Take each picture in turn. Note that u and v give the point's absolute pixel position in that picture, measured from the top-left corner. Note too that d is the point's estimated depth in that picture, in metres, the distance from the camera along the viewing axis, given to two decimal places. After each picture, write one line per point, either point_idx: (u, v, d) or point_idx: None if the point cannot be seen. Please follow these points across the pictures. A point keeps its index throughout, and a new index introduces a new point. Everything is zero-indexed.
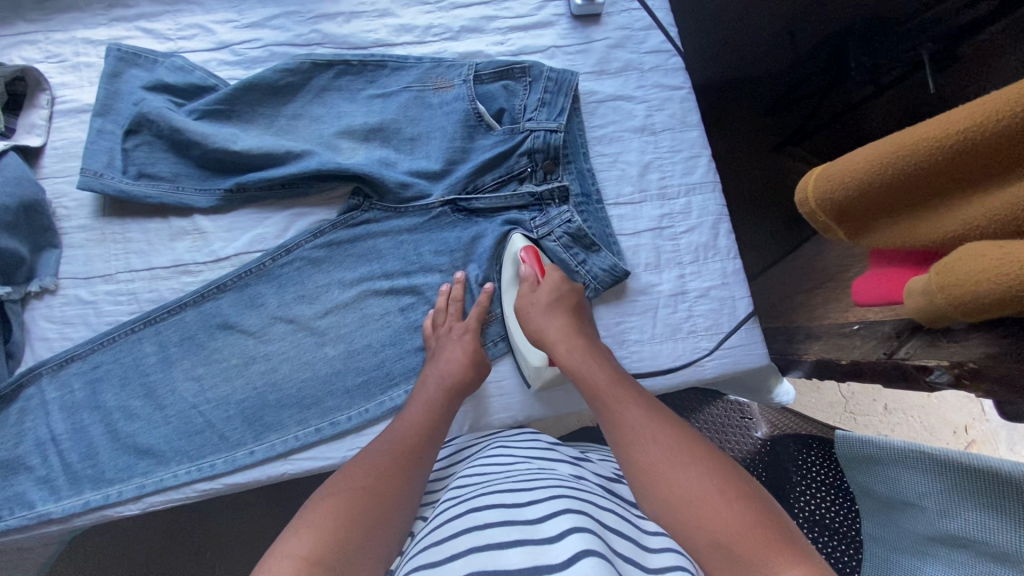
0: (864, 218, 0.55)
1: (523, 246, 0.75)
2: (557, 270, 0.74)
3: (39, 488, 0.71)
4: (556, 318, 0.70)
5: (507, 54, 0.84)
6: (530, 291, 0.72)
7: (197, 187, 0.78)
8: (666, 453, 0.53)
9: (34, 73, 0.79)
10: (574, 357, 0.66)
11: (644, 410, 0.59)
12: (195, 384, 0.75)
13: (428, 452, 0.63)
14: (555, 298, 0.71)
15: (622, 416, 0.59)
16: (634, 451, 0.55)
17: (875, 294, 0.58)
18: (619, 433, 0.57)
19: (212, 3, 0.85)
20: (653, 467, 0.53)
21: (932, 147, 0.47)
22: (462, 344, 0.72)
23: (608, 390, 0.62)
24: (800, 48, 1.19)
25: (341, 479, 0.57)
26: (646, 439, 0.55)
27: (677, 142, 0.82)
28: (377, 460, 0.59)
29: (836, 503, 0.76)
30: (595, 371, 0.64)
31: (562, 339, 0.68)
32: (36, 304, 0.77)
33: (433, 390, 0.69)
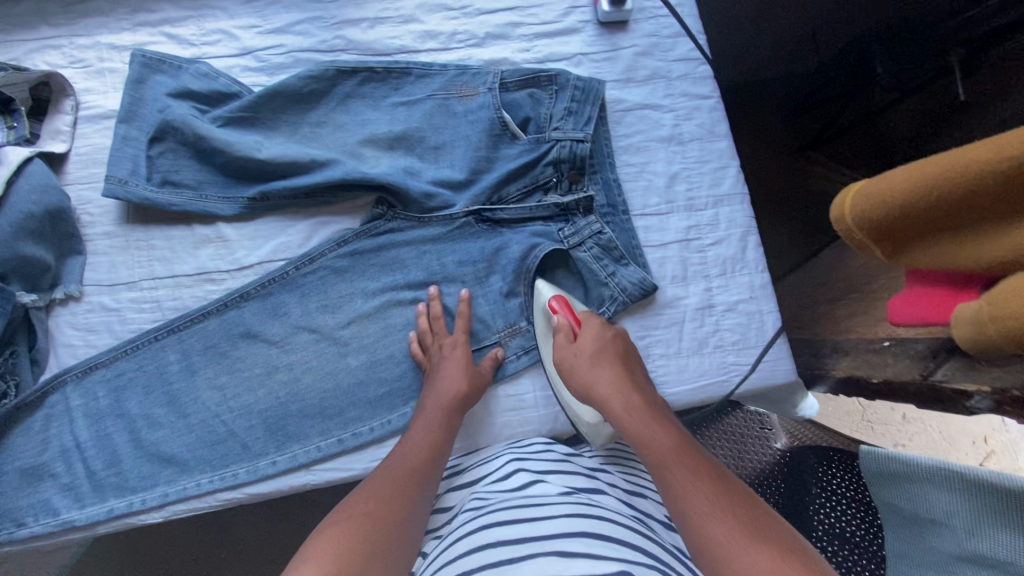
0: (905, 237, 0.53)
1: (553, 296, 0.74)
2: (594, 318, 0.72)
3: (64, 495, 0.71)
4: (606, 371, 0.67)
5: (533, 61, 0.82)
6: (569, 344, 0.70)
7: (221, 195, 0.78)
8: (738, 528, 0.50)
9: (59, 78, 0.79)
10: (632, 416, 0.63)
11: (711, 478, 0.55)
12: (218, 393, 0.75)
13: (431, 475, 0.63)
14: (602, 349, 0.69)
15: (688, 483, 0.55)
16: (703, 523, 0.51)
17: (914, 315, 0.57)
18: (685, 502, 0.54)
19: (236, 8, 0.84)
20: (725, 542, 0.49)
21: (983, 170, 0.45)
22: (454, 359, 0.72)
23: (670, 453, 0.58)
24: (823, 53, 1.18)
25: (346, 506, 0.58)
26: (717, 511, 0.52)
27: (705, 153, 0.81)
28: (381, 485, 0.60)
29: (859, 518, 0.80)
30: (656, 433, 0.61)
31: (615, 394, 0.65)
32: (61, 311, 0.77)
33: (433, 408, 0.69)
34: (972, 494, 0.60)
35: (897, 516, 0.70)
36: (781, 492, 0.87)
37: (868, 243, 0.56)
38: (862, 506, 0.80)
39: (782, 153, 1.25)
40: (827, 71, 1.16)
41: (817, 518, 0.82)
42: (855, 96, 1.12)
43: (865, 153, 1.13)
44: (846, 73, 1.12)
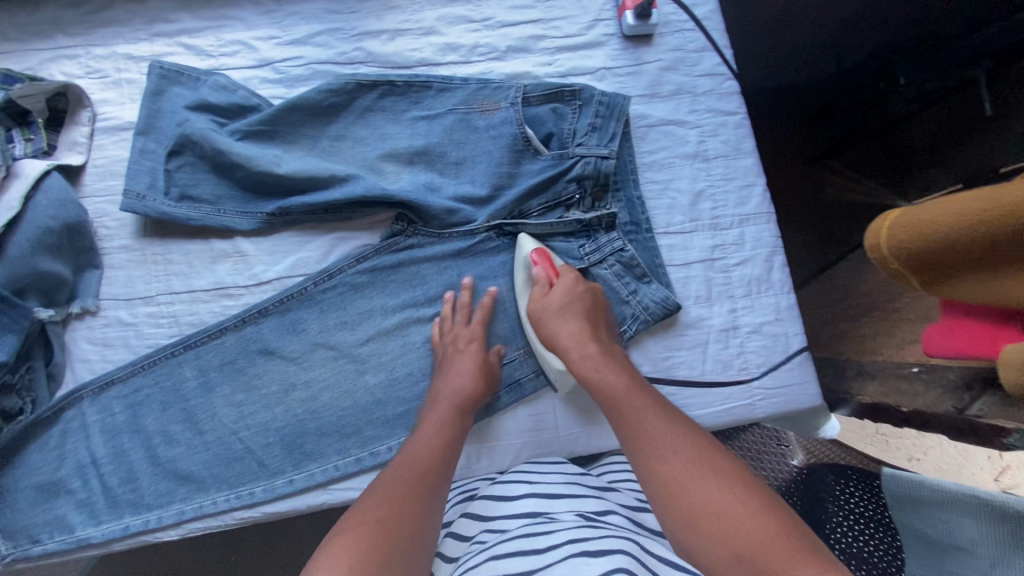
0: (943, 270, 0.52)
1: (534, 249, 0.72)
2: (572, 271, 0.71)
3: (79, 512, 0.71)
4: (569, 321, 0.66)
5: (555, 75, 0.81)
6: (544, 295, 0.69)
7: (239, 209, 0.77)
8: (684, 464, 0.51)
9: (76, 89, 0.78)
10: (586, 363, 0.63)
11: (663, 421, 0.56)
12: (235, 410, 0.74)
13: (445, 474, 0.61)
14: (570, 300, 0.68)
15: (640, 425, 0.56)
16: (652, 463, 0.52)
17: (953, 347, 0.57)
18: (636, 444, 0.55)
19: (255, 19, 0.83)
20: (672, 480, 0.51)
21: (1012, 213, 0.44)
22: (468, 355, 0.71)
23: (623, 398, 0.59)
24: (844, 61, 1.12)
25: (352, 516, 0.55)
26: (665, 449, 0.53)
27: (731, 170, 0.79)
28: (389, 489, 0.57)
29: (876, 537, 0.78)
30: (611, 379, 0.61)
31: (573, 344, 0.65)
32: (78, 325, 0.76)
33: (444, 406, 0.68)
34: (997, 521, 0.57)
35: (916, 540, 0.67)
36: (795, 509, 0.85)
37: (906, 273, 0.56)
38: (879, 527, 0.78)
39: (796, 160, 1.20)
40: (851, 79, 1.11)
41: (834, 536, 0.80)
42: (875, 109, 1.10)
43: (884, 164, 1.13)
44: (871, 82, 1.09)
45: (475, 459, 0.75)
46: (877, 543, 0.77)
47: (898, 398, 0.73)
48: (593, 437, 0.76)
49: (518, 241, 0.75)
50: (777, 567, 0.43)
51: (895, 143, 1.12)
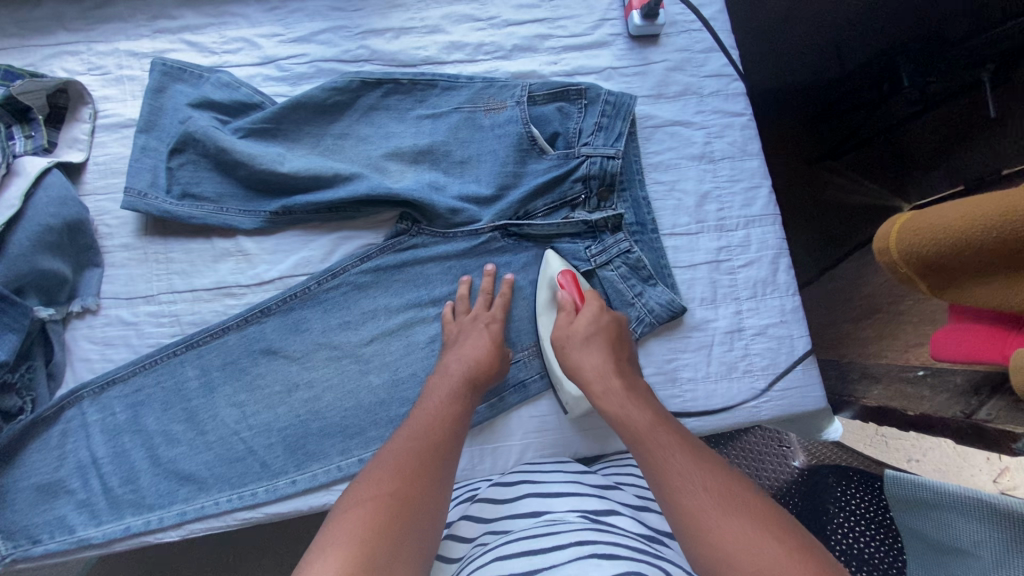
0: (954, 273, 0.52)
1: (562, 271, 0.72)
2: (599, 298, 0.71)
3: (80, 512, 0.70)
4: (593, 353, 0.66)
5: (561, 74, 0.81)
6: (569, 322, 0.69)
7: (241, 208, 0.76)
8: (713, 500, 0.49)
9: (77, 86, 0.77)
10: (610, 398, 0.63)
11: (689, 457, 0.54)
12: (237, 410, 0.73)
13: (453, 445, 0.61)
14: (594, 331, 0.67)
15: (665, 459, 0.54)
16: (680, 499, 0.51)
17: (960, 351, 0.57)
18: (663, 480, 0.53)
19: (258, 16, 0.83)
20: (701, 516, 0.49)
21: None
22: (485, 332, 0.71)
23: (647, 434, 0.58)
24: (848, 62, 1.10)
25: (363, 486, 0.54)
26: (693, 485, 0.51)
27: (736, 172, 0.79)
28: (400, 461, 0.56)
29: (875, 538, 0.78)
30: (635, 414, 0.60)
31: (597, 376, 0.64)
32: (78, 324, 0.76)
33: (454, 376, 0.67)
34: (999, 524, 0.57)
35: (920, 541, 0.67)
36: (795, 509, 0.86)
37: (913, 277, 0.55)
38: (881, 529, 0.78)
39: (798, 162, 1.20)
40: (855, 79, 1.11)
41: (833, 537, 0.80)
42: (879, 108, 1.10)
43: (885, 167, 1.13)
44: (871, 85, 1.09)
45: (478, 460, 0.75)
46: (876, 543, 0.77)
47: (904, 402, 0.73)
48: (595, 437, 0.76)
49: (545, 259, 0.75)
50: None
51: (898, 146, 1.11)
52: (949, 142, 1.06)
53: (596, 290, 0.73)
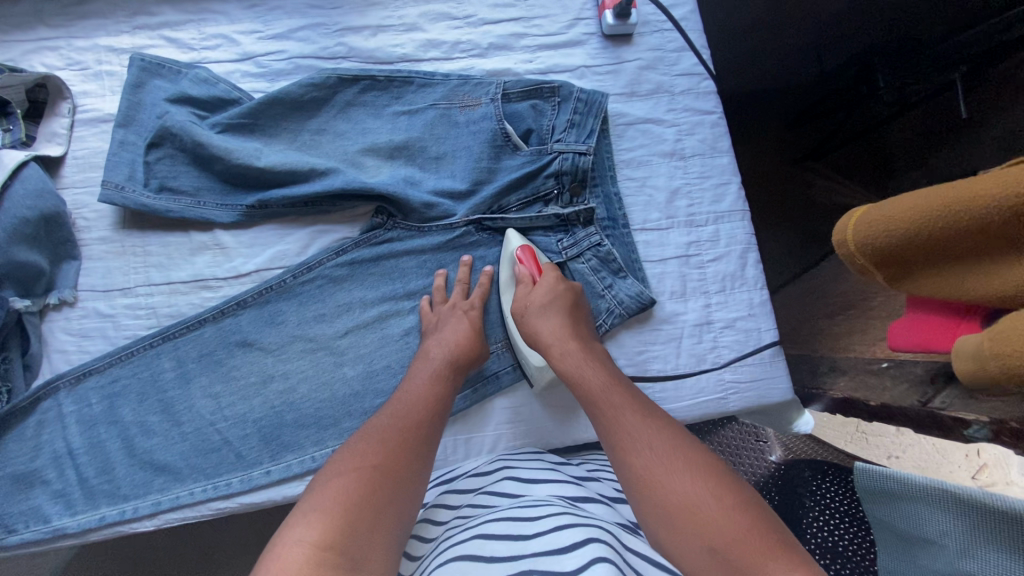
0: (906, 263, 0.53)
1: (521, 246, 0.74)
2: (555, 269, 0.73)
3: (55, 502, 0.71)
4: (550, 317, 0.68)
5: (535, 72, 0.82)
6: (527, 293, 0.71)
7: (218, 202, 0.77)
8: (660, 462, 0.52)
9: (56, 80, 0.78)
10: (568, 360, 0.65)
11: (640, 417, 0.57)
12: (213, 401, 0.74)
13: (432, 418, 0.62)
14: (551, 296, 0.69)
15: (618, 422, 0.57)
16: (631, 460, 0.53)
17: (914, 341, 0.58)
18: (614, 440, 0.56)
19: (237, 13, 0.84)
20: (649, 475, 0.52)
21: (969, 212, 0.46)
22: (466, 318, 0.72)
23: (601, 396, 0.60)
24: (826, 63, 1.12)
25: (346, 456, 0.56)
26: (642, 446, 0.54)
27: (706, 168, 0.80)
28: (380, 433, 0.58)
29: (850, 530, 0.78)
30: (591, 376, 0.63)
31: (555, 339, 0.66)
32: (55, 316, 0.76)
33: (437, 360, 0.68)
34: (967, 516, 0.58)
35: (890, 532, 0.68)
36: (773, 505, 0.88)
37: (871, 268, 0.56)
38: (854, 520, 0.79)
39: (782, 162, 1.23)
40: (830, 81, 1.13)
41: (809, 531, 0.81)
42: (859, 110, 1.10)
43: (865, 167, 1.15)
44: (850, 84, 1.08)
45: (452, 451, 0.75)
46: (850, 535, 0.78)
47: (867, 393, 0.75)
48: (572, 429, 0.77)
49: (505, 238, 0.77)
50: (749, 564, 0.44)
51: (880, 144, 1.14)
52: (929, 142, 1.07)
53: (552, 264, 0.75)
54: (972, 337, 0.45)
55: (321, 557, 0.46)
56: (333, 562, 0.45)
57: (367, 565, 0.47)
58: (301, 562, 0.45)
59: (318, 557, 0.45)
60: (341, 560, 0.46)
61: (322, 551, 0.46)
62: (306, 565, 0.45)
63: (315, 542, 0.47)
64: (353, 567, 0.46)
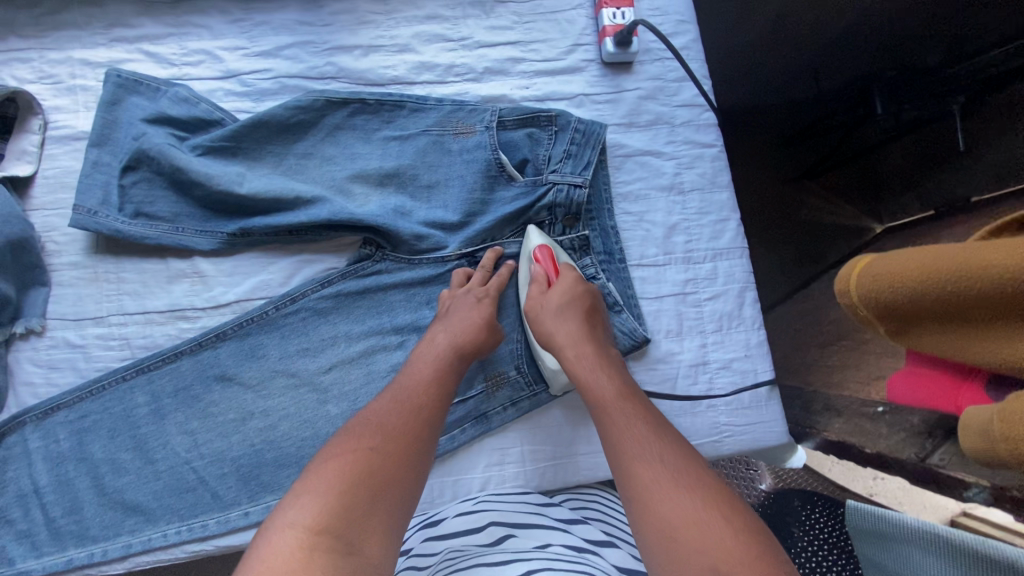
0: (909, 319, 0.51)
1: (540, 245, 0.71)
2: (571, 270, 0.70)
3: (20, 543, 0.67)
4: (568, 321, 0.65)
5: (532, 99, 0.79)
6: (542, 294, 0.68)
7: (197, 228, 0.74)
8: (667, 475, 0.49)
9: (26, 95, 0.74)
10: (583, 365, 0.62)
11: (653, 431, 0.53)
12: (189, 438, 0.71)
13: (436, 405, 0.60)
14: (569, 298, 0.66)
15: (625, 425, 0.54)
16: (636, 468, 0.50)
17: (916, 398, 0.57)
18: (618, 449, 0.53)
19: (221, 27, 0.80)
20: (652, 488, 0.48)
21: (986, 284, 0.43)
22: (478, 308, 0.69)
23: (612, 402, 0.57)
24: (823, 82, 1.05)
25: (344, 437, 0.54)
26: (652, 456, 0.51)
27: (705, 205, 0.78)
28: (382, 418, 0.56)
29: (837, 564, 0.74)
30: (602, 383, 0.59)
31: (570, 342, 0.63)
32: (22, 346, 0.73)
33: (441, 344, 0.66)
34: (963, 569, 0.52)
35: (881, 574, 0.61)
36: None
37: (873, 320, 0.54)
38: None
39: (775, 181, 1.19)
40: (828, 103, 1.07)
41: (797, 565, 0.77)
42: (854, 133, 1.07)
43: (858, 187, 1.12)
44: (848, 107, 1.05)
45: (438, 494, 0.72)
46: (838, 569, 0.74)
47: (862, 439, 0.74)
48: (563, 473, 0.74)
49: (526, 235, 0.74)
50: None
51: (872, 169, 1.10)
52: (924, 165, 1.03)
53: (572, 265, 0.72)
54: (983, 411, 0.43)
55: (316, 540, 0.45)
56: (327, 545, 0.44)
57: (364, 548, 0.46)
58: (294, 547, 0.44)
59: (312, 541, 0.44)
60: (337, 542, 0.45)
61: (316, 535, 0.45)
62: (300, 550, 0.44)
63: (309, 526, 0.46)
64: (349, 550, 0.45)
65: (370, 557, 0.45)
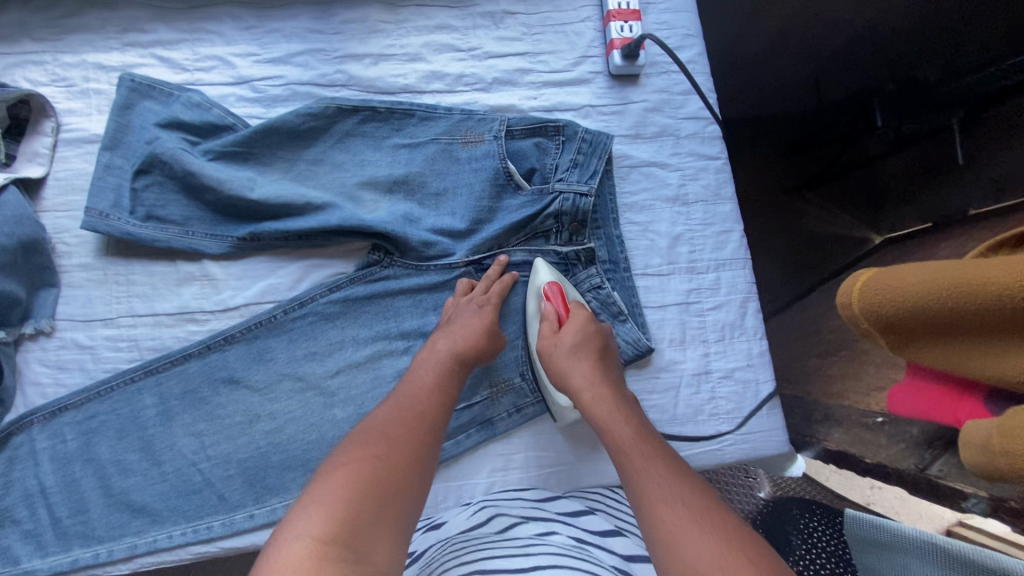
0: (911, 332, 0.52)
1: (550, 281, 0.72)
2: (583, 308, 0.70)
3: (25, 543, 0.68)
4: (582, 361, 0.65)
5: (540, 109, 0.81)
6: (554, 333, 0.69)
7: (208, 232, 0.74)
8: (690, 520, 0.48)
9: (39, 98, 0.75)
10: (599, 405, 0.62)
11: (674, 474, 0.53)
12: (196, 440, 0.72)
13: (438, 416, 0.60)
14: (583, 339, 0.67)
15: (644, 468, 0.54)
16: (659, 513, 0.50)
17: (915, 409, 0.58)
18: (641, 493, 0.52)
19: (233, 34, 0.81)
20: (675, 532, 0.48)
21: (992, 299, 0.44)
22: (480, 315, 0.69)
23: (631, 445, 0.57)
24: (825, 97, 1.08)
25: (349, 448, 0.55)
26: (674, 500, 0.50)
27: (709, 216, 0.80)
28: (386, 429, 0.57)
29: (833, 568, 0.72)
30: (620, 425, 0.59)
31: (586, 383, 0.63)
32: (31, 347, 0.73)
33: (441, 352, 0.66)
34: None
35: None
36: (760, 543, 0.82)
37: (874, 333, 0.54)
38: (839, 563, 0.72)
39: (775, 191, 1.17)
40: (828, 116, 1.10)
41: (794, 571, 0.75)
42: (852, 146, 1.09)
43: (857, 201, 1.11)
44: (848, 121, 1.08)
45: (442, 498, 0.73)
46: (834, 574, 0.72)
47: None
48: (566, 479, 0.75)
49: (534, 268, 0.75)
50: None
51: (872, 183, 1.09)
52: (923, 179, 1.03)
53: (581, 303, 0.72)
54: (982, 425, 0.44)
55: (324, 549, 0.45)
56: (335, 554, 0.44)
57: (371, 555, 0.46)
58: (304, 556, 0.44)
59: (321, 550, 0.45)
60: (345, 551, 0.45)
61: (324, 545, 0.45)
62: (309, 558, 0.44)
63: (317, 536, 0.46)
64: (356, 559, 0.45)
65: (377, 565, 0.46)
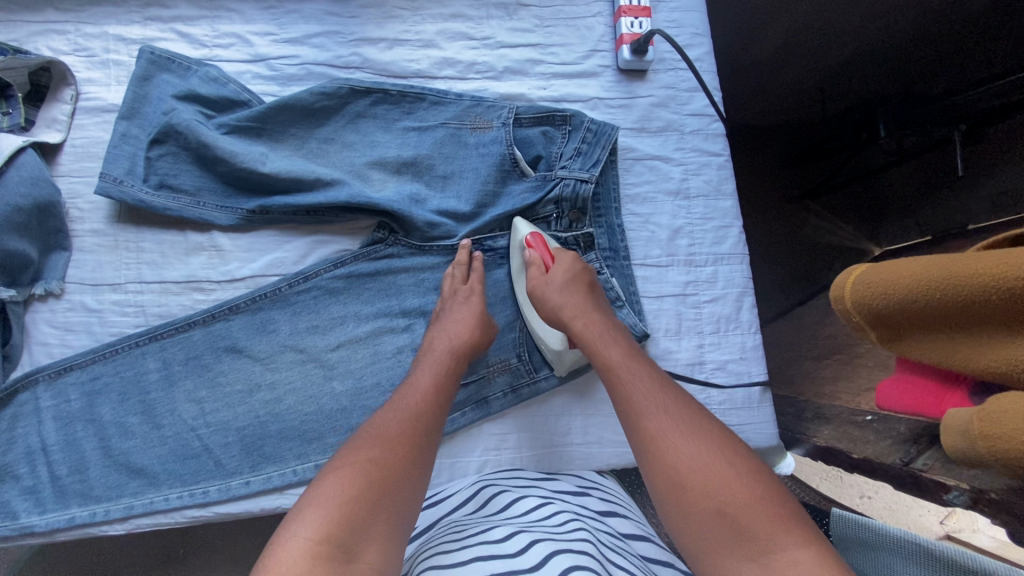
0: (900, 326, 0.53)
1: (530, 233, 0.74)
2: (568, 253, 0.72)
3: (24, 498, 0.69)
4: (573, 295, 0.67)
5: (548, 99, 0.82)
6: (543, 275, 0.70)
7: (217, 203, 0.76)
8: (676, 427, 0.52)
9: (60, 66, 0.76)
10: (589, 331, 0.64)
11: (659, 386, 0.56)
12: (196, 406, 0.73)
13: (438, 416, 0.60)
14: (572, 276, 0.69)
15: (633, 382, 0.57)
16: (645, 422, 0.53)
17: (903, 403, 0.58)
18: (630, 403, 0.55)
19: (253, 13, 0.83)
20: (660, 436, 0.51)
21: (981, 288, 0.44)
22: (469, 305, 0.71)
23: (620, 364, 0.59)
24: (830, 104, 1.12)
25: (349, 449, 0.55)
26: (662, 407, 0.54)
27: (710, 211, 0.81)
28: (385, 427, 0.57)
29: None
30: (609, 347, 0.62)
31: (577, 313, 0.66)
32: (40, 307, 0.75)
33: (439, 352, 0.67)
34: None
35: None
36: None
37: (866, 327, 0.56)
38: None
39: (778, 199, 1.23)
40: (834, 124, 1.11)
41: None
42: (857, 155, 1.11)
43: (861, 209, 1.13)
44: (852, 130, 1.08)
45: (436, 473, 0.74)
46: None
47: (850, 444, 0.75)
48: (558, 462, 0.76)
49: (515, 226, 0.76)
50: (758, 526, 0.45)
51: (875, 193, 1.11)
52: (923, 191, 1.03)
53: (565, 250, 0.74)
54: (963, 412, 0.45)
55: (318, 549, 0.45)
56: (329, 554, 0.45)
57: (363, 555, 0.46)
58: (300, 558, 0.45)
59: (315, 550, 0.45)
60: (337, 551, 0.46)
61: (319, 545, 0.46)
62: (304, 560, 0.45)
63: (313, 537, 0.46)
64: (349, 559, 0.45)
65: (370, 564, 0.46)
